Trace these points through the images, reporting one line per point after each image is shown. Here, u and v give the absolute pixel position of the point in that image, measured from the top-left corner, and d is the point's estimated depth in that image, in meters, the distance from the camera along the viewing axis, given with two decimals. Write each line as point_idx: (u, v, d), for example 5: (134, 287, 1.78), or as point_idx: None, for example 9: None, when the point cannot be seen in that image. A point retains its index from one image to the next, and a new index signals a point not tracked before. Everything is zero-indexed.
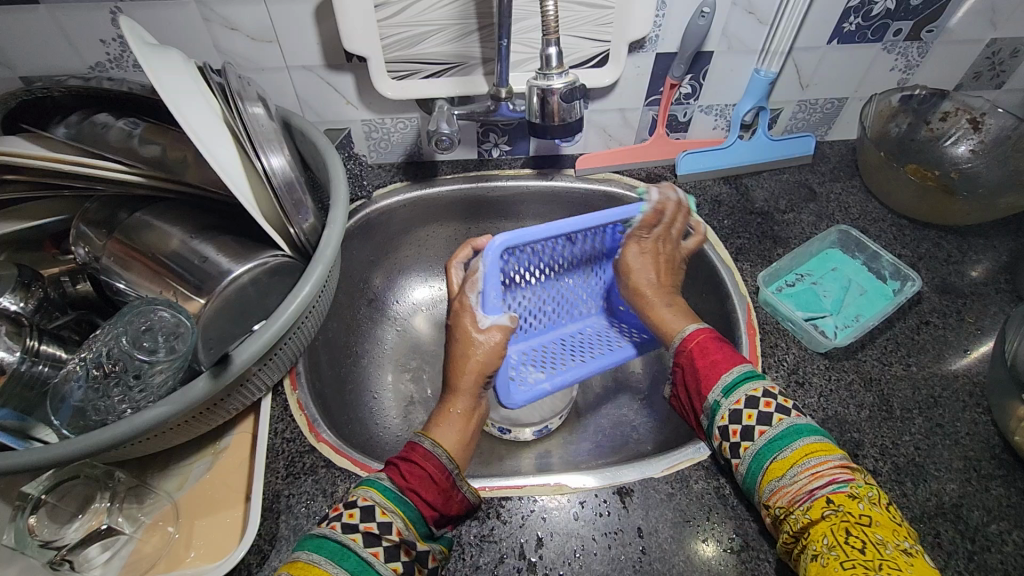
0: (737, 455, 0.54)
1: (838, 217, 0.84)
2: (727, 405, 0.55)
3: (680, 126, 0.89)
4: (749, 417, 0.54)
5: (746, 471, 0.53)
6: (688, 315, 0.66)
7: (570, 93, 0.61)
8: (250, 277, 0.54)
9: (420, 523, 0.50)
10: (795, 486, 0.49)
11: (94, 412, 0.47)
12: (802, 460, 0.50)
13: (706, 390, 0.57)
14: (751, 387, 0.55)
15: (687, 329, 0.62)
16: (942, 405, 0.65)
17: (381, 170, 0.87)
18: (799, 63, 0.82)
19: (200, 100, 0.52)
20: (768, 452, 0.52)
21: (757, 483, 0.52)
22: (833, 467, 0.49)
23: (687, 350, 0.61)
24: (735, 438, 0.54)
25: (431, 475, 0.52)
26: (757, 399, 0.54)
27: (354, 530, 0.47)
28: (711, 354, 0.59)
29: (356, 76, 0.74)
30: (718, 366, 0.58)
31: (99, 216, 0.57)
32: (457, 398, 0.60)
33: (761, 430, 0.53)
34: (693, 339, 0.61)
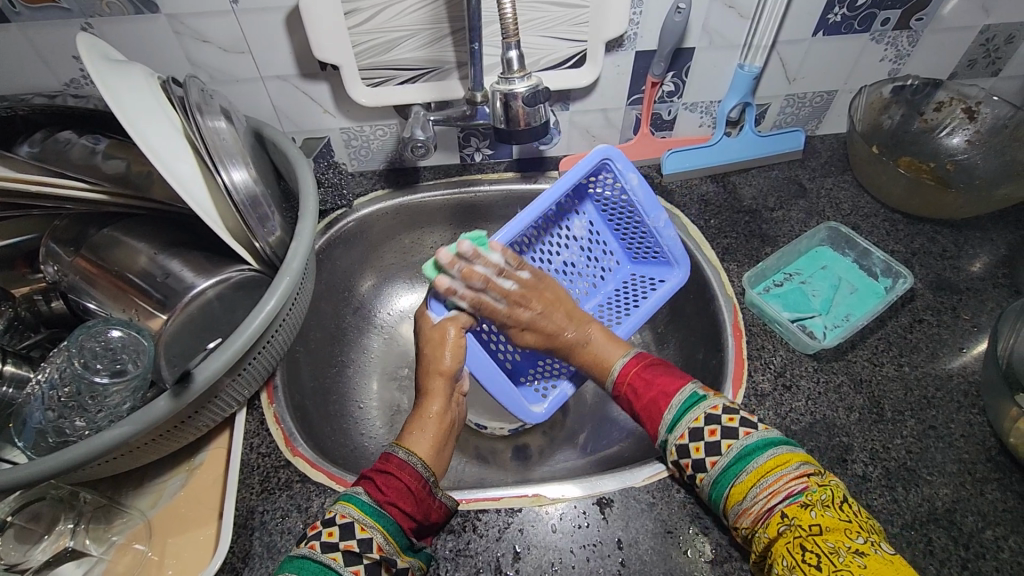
0: (697, 483, 0.51)
1: (828, 214, 0.82)
2: (671, 442, 0.52)
3: (665, 125, 0.87)
4: (694, 450, 0.51)
5: (708, 495, 0.50)
6: (617, 343, 0.63)
7: (534, 97, 0.59)
8: (215, 291, 0.55)
9: (398, 535, 0.49)
10: (755, 507, 0.46)
11: (55, 433, 0.47)
12: (756, 480, 0.47)
13: (654, 431, 0.54)
14: (693, 416, 0.51)
15: (618, 367, 0.59)
16: (935, 406, 0.63)
17: (363, 178, 0.86)
18: (785, 57, 0.80)
19: (159, 115, 0.51)
20: (725, 479, 0.49)
21: (721, 506, 0.50)
22: (789, 480, 0.45)
23: (625, 387, 0.58)
24: (689, 471, 0.51)
25: (407, 485, 0.51)
26: (699, 429, 0.51)
27: (333, 548, 0.46)
28: (647, 389, 0.56)
29: (332, 84, 0.74)
30: (658, 400, 0.54)
31: (69, 233, 0.57)
32: (431, 400, 0.59)
33: (711, 462, 0.50)
34: (625, 374, 0.58)
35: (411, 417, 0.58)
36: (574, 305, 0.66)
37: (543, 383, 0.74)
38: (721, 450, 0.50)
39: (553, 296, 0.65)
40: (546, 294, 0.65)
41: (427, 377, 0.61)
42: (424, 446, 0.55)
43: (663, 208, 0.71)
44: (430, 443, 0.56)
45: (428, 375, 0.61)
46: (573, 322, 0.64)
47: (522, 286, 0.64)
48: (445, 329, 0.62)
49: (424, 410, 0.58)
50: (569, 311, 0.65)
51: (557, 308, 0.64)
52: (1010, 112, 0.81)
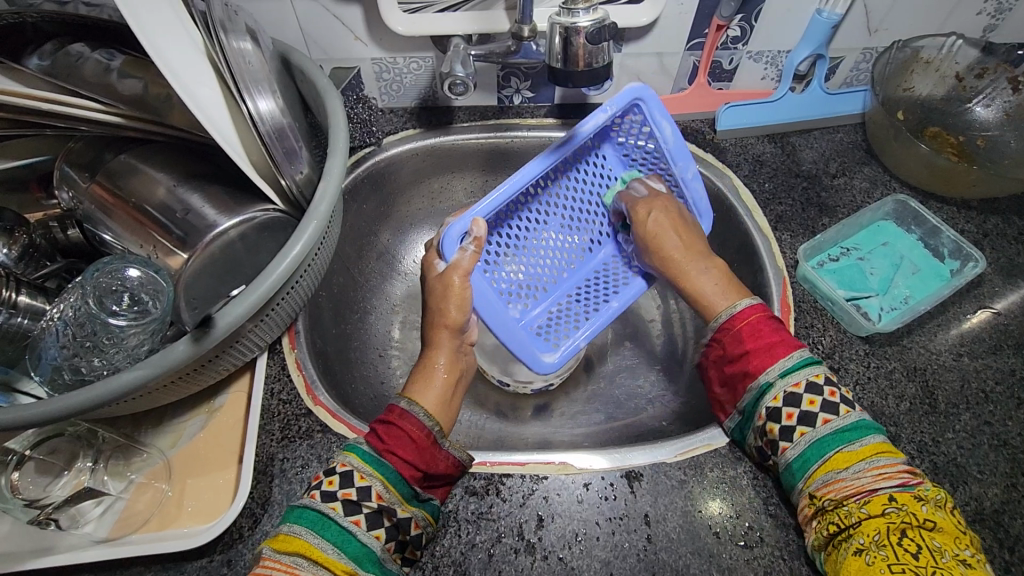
0: (787, 439, 0.50)
1: (895, 184, 0.75)
2: (783, 386, 0.50)
3: (725, 75, 0.79)
4: (809, 402, 0.49)
5: (795, 457, 0.49)
6: (734, 285, 0.59)
7: (598, 33, 0.53)
8: (238, 232, 0.51)
9: (401, 485, 0.47)
10: (857, 482, 0.45)
11: (71, 371, 0.45)
12: (869, 458, 0.46)
13: (759, 369, 0.52)
14: (813, 373, 0.51)
15: (738, 306, 0.55)
16: (993, 402, 0.59)
17: (393, 115, 0.80)
18: (869, 3, 0.71)
19: (176, 28, 0.46)
20: (830, 445, 0.48)
21: (806, 473, 0.48)
22: (901, 470, 0.46)
23: (733, 329, 0.55)
24: (790, 421, 0.50)
25: (408, 433, 0.49)
26: (819, 387, 0.50)
27: (332, 498, 0.45)
28: (768, 335, 0.53)
29: (365, 8, 0.67)
30: (777, 346, 0.53)
31: (84, 158, 0.53)
32: (439, 353, 0.57)
33: (825, 419, 0.49)
34: (746, 316, 0.55)
35: (419, 369, 0.56)
36: (695, 228, 0.63)
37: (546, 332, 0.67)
38: (838, 412, 0.49)
39: (674, 214, 0.63)
40: (660, 217, 0.62)
41: (434, 327, 0.58)
42: (431, 400, 0.53)
43: (692, 155, 0.65)
44: (439, 397, 0.54)
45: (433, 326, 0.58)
46: (687, 249, 0.61)
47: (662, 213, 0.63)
48: (450, 280, 0.57)
49: (432, 362, 0.56)
50: (688, 245, 0.61)
51: (673, 230, 0.62)
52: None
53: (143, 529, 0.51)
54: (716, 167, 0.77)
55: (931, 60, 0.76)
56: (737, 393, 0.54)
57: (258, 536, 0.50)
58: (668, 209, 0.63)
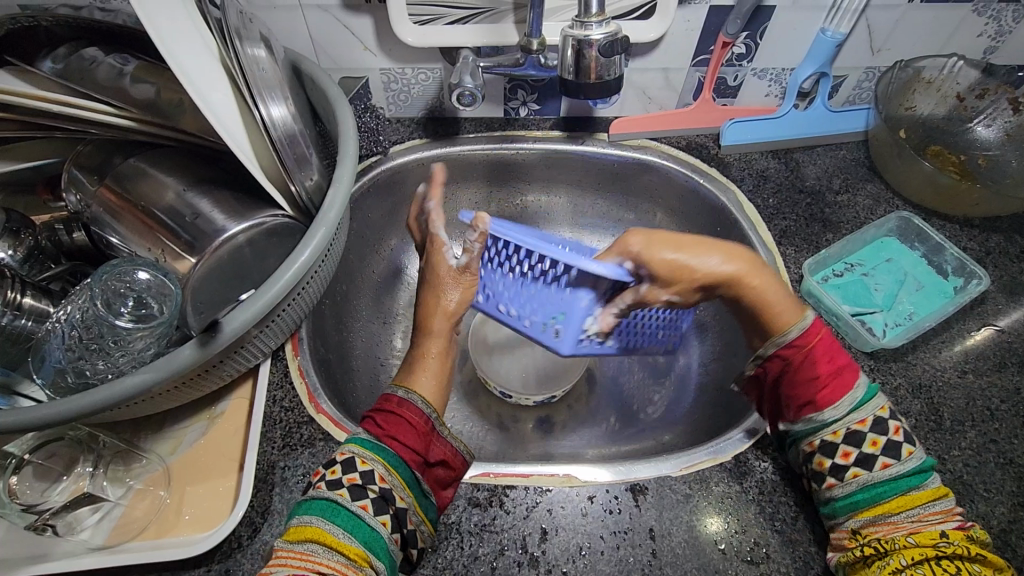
0: (835, 476, 0.49)
1: (898, 202, 0.76)
2: (848, 422, 0.49)
3: (729, 92, 0.80)
4: (870, 445, 0.48)
5: (842, 494, 0.48)
6: (793, 296, 0.55)
7: (609, 47, 0.54)
8: (246, 237, 0.51)
9: (403, 469, 0.47)
10: (912, 524, 0.45)
11: (75, 373, 0.45)
12: (927, 501, 0.46)
13: (826, 402, 0.50)
14: (879, 405, 0.49)
15: (806, 322, 0.53)
16: (999, 420, 0.59)
17: (400, 125, 0.81)
18: (872, 24, 0.72)
19: (192, 34, 0.46)
20: (888, 488, 0.47)
21: (853, 508, 0.48)
22: (954, 515, 0.46)
23: (807, 347, 0.52)
24: (843, 461, 0.48)
25: (408, 420, 0.50)
26: (887, 421, 0.49)
27: (339, 485, 0.45)
28: (830, 364, 0.51)
29: (376, 19, 0.68)
30: (845, 371, 0.51)
31: (93, 161, 0.53)
32: (429, 340, 0.57)
33: (886, 463, 0.47)
34: (812, 335, 0.52)
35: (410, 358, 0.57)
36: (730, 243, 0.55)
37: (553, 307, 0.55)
38: (900, 455, 0.47)
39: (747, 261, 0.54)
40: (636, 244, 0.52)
41: (427, 316, 0.58)
42: (427, 388, 0.54)
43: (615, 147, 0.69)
44: (431, 379, 0.55)
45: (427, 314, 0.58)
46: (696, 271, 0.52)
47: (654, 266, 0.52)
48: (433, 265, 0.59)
49: (424, 351, 0.57)
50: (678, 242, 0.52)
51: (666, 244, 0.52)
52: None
53: (141, 537, 0.50)
54: (720, 181, 0.77)
55: (932, 80, 0.77)
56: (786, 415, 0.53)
57: (257, 546, 0.49)
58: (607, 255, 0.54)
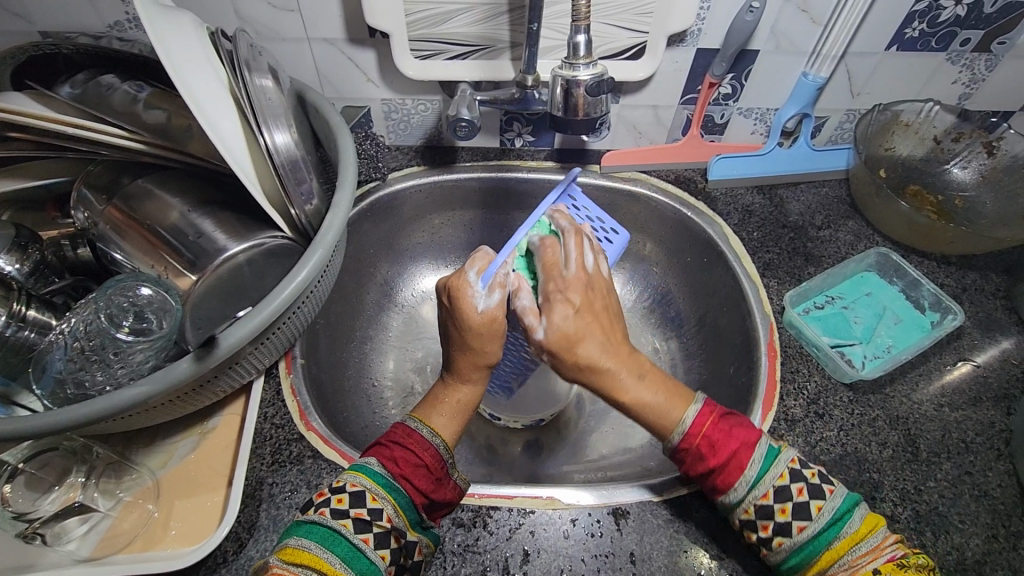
0: (768, 548, 0.48)
1: (878, 238, 0.78)
2: (753, 499, 0.48)
3: (716, 128, 0.84)
4: (780, 513, 0.47)
5: (780, 561, 0.48)
6: (676, 387, 0.54)
7: (597, 86, 0.57)
8: (246, 257, 0.53)
9: (409, 510, 0.48)
10: (844, 573, 0.45)
11: (74, 384, 0.46)
12: (850, 549, 0.45)
13: (727, 484, 0.49)
14: (779, 472, 0.48)
15: (689, 421, 0.50)
16: (974, 452, 0.60)
17: (399, 152, 0.84)
18: (852, 69, 0.76)
19: (204, 64, 0.49)
20: (813, 548, 0.46)
21: (798, 573, 0.47)
22: (885, 545, 0.45)
23: (694, 443, 0.50)
24: (765, 533, 0.48)
25: (425, 463, 0.51)
26: (787, 489, 0.48)
27: (344, 515, 0.46)
28: (726, 443, 0.50)
29: (378, 53, 0.71)
30: (739, 453, 0.49)
31: (102, 180, 0.56)
32: (461, 386, 0.56)
33: (800, 526, 0.47)
34: (699, 426, 0.50)
35: (440, 394, 0.56)
36: (615, 305, 0.55)
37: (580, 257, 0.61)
38: (811, 513, 0.47)
39: (603, 309, 0.54)
40: (568, 308, 0.51)
41: (466, 364, 0.55)
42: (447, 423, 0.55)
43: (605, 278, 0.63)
44: (450, 420, 0.55)
45: (464, 358, 0.55)
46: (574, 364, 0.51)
47: (581, 293, 0.53)
48: (493, 316, 0.53)
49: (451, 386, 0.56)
50: (614, 347, 0.52)
51: (591, 338, 0.51)
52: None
53: (127, 550, 0.50)
54: (706, 215, 0.80)
55: (910, 123, 0.81)
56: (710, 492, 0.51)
57: (241, 562, 0.50)
58: (565, 304, 0.52)
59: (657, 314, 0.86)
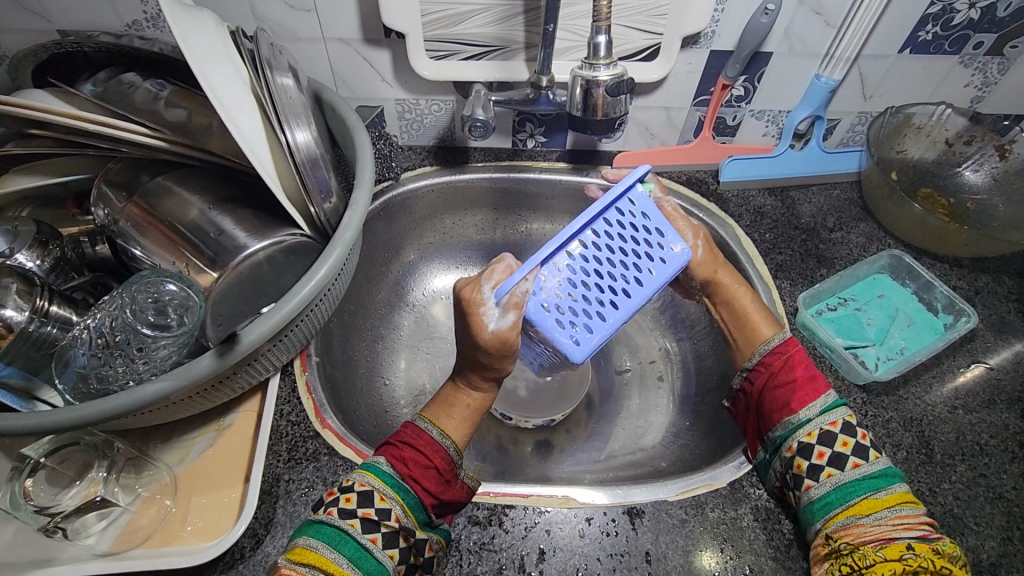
0: (813, 478, 0.53)
1: (890, 240, 0.78)
2: (819, 424, 0.55)
3: (728, 130, 0.84)
4: (842, 445, 0.53)
5: (819, 496, 0.52)
6: (769, 316, 0.65)
7: (617, 87, 0.57)
8: (266, 255, 0.53)
9: (419, 511, 0.48)
10: (877, 528, 0.48)
11: (97, 379, 0.47)
12: (893, 505, 0.49)
13: (801, 404, 0.56)
14: (848, 413, 0.55)
15: (782, 337, 0.61)
16: (988, 455, 0.60)
17: (412, 152, 0.84)
18: (865, 72, 0.76)
19: (226, 63, 0.50)
20: (858, 489, 0.51)
21: (828, 513, 0.51)
22: (920, 522, 0.48)
23: (784, 354, 0.60)
24: (802, 469, 0.53)
25: (434, 465, 0.51)
26: (834, 436, 0.54)
27: (352, 515, 0.46)
28: (804, 369, 0.59)
29: (393, 53, 0.72)
30: (810, 384, 0.58)
31: (122, 178, 0.56)
32: (472, 389, 0.57)
33: (855, 463, 0.52)
34: (786, 348, 0.61)
35: (448, 399, 0.57)
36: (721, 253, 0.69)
37: (628, 268, 0.53)
38: (867, 458, 0.52)
39: (713, 267, 0.66)
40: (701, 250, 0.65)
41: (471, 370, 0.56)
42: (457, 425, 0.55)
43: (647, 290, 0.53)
44: (460, 422, 0.55)
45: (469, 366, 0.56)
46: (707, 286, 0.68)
47: (706, 251, 0.66)
48: (502, 334, 0.51)
49: (459, 390, 0.58)
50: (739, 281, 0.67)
51: (721, 269, 0.67)
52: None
53: (145, 545, 0.51)
54: (718, 216, 0.80)
55: (922, 126, 0.81)
56: (769, 415, 0.58)
57: (259, 558, 0.50)
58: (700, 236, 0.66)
59: (668, 315, 0.87)
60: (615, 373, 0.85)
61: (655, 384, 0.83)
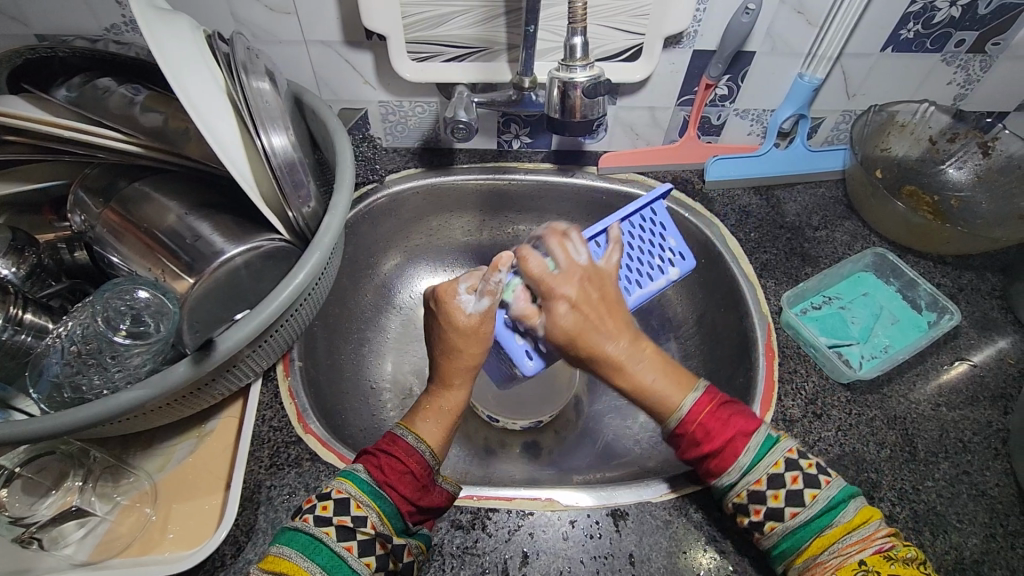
0: (759, 529, 0.47)
1: (875, 239, 0.79)
2: (744, 485, 0.47)
3: (713, 130, 0.84)
4: (773, 498, 0.47)
5: (771, 546, 0.47)
6: (683, 378, 0.53)
7: (594, 88, 0.57)
8: (244, 260, 0.52)
9: (396, 518, 0.48)
10: (834, 562, 0.44)
11: (71, 388, 0.46)
12: (843, 534, 0.44)
13: (721, 468, 0.48)
14: (774, 459, 0.48)
15: (690, 403, 0.50)
16: (971, 452, 0.60)
17: (396, 154, 0.84)
18: (848, 70, 0.77)
19: (201, 67, 0.49)
20: (806, 531, 0.45)
21: (786, 560, 0.46)
22: (874, 537, 0.44)
23: (696, 422, 0.49)
24: (758, 518, 0.47)
25: (411, 470, 0.50)
26: (783, 476, 0.47)
27: (326, 523, 0.46)
28: (722, 431, 0.49)
29: (376, 55, 0.71)
30: (736, 441, 0.48)
31: (99, 183, 0.56)
32: (446, 391, 0.57)
33: (792, 512, 0.46)
34: (698, 412, 0.50)
35: (425, 402, 0.57)
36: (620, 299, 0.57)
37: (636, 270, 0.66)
38: (805, 500, 0.46)
39: (600, 297, 0.55)
40: (567, 307, 0.54)
41: (449, 369, 0.57)
42: (433, 431, 0.55)
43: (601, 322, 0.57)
44: (436, 427, 0.55)
45: (449, 364, 0.57)
46: (618, 332, 0.54)
47: (575, 292, 0.54)
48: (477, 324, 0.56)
49: (437, 394, 0.57)
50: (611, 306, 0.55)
51: (608, 318, 0.54)
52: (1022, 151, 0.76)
53: (124, 554, 0.50)
54: (704, 216, 0.80)
55: (905, 124, 0.81)
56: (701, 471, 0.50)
57: (239, 565, 0.50)
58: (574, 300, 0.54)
59: (654, 315, 0.87)
60: None
61: None
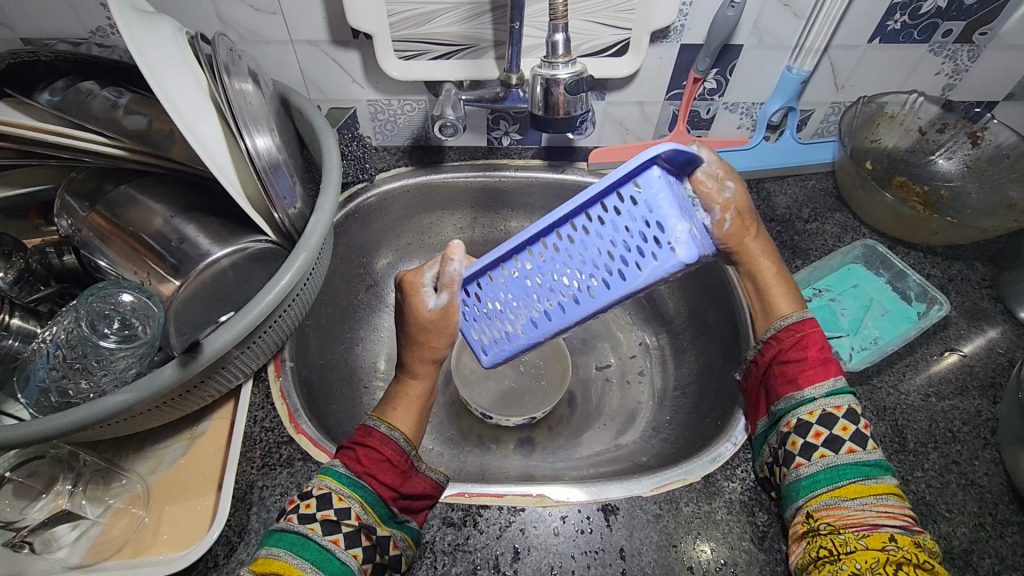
0: (804, 456, 0.52)
1: (864, 231, 0.79)
2: (824, 405, 0.54)
3: (703, 123, 0.84)
4: (841, 429, 0.52)
5: (808, 474, 0.51)
6: None
7: (576, 84, 0.57)
8: (230, 262, 0.54)
9: (378, 506, 0.48)
10: (861, 513, 0.48)
11: (58, 393, 0.47)
12: (880, 493, 0.49)
13: (803, 384, 0.55)
14: (853, 399, 0.54)
15: (791, 320, 0.60)
16: (960, 442, 0.60)
17: (386, 153, 0.84)
18: (836, 62, 0.76)
19: (183, 69, 0.49)
20: (848, 473, 0.50)
21: (812, 491, 0.50)
22: (905, 514, 0.48)
23: (790, 340, 0.59)
24: (793, 445, 0.53)
25: (388, 459, 0.51)
26: (835, 419, 0.53)
27: (311, 519, 0.46)
28: (819, 354, 0.57)
29: (363, 54, 0.71)
30: (822, 366, 0.56)
31: (85, 188, 0.56)
32: (411, 380, 0.58)
33: (850, 449, 0.51)
34: (801, 330, 0.59)
35: (393, 393, 0.57)
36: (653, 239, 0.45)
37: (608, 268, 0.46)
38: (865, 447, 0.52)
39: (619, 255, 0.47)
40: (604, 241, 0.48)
41: (414, 359, 0.57)
42: (407, 419, 0.55)
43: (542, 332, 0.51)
44: (408, 416, 0.55)
45: (413, 355, 0.57)
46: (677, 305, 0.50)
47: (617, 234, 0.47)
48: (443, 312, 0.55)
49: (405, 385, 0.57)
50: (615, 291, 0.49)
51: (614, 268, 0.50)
52: (1011, 141, 0.77)
53: (117, 556, 0.51)
54: None
55: (895, 114, 0.81)
56: (773, 391, 0.57)
57: (232, 566, 0.50)
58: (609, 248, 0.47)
59: (647, 310, 0.87)
60: (596, 369, 0.85)
61: (635, 379, 0.83)
